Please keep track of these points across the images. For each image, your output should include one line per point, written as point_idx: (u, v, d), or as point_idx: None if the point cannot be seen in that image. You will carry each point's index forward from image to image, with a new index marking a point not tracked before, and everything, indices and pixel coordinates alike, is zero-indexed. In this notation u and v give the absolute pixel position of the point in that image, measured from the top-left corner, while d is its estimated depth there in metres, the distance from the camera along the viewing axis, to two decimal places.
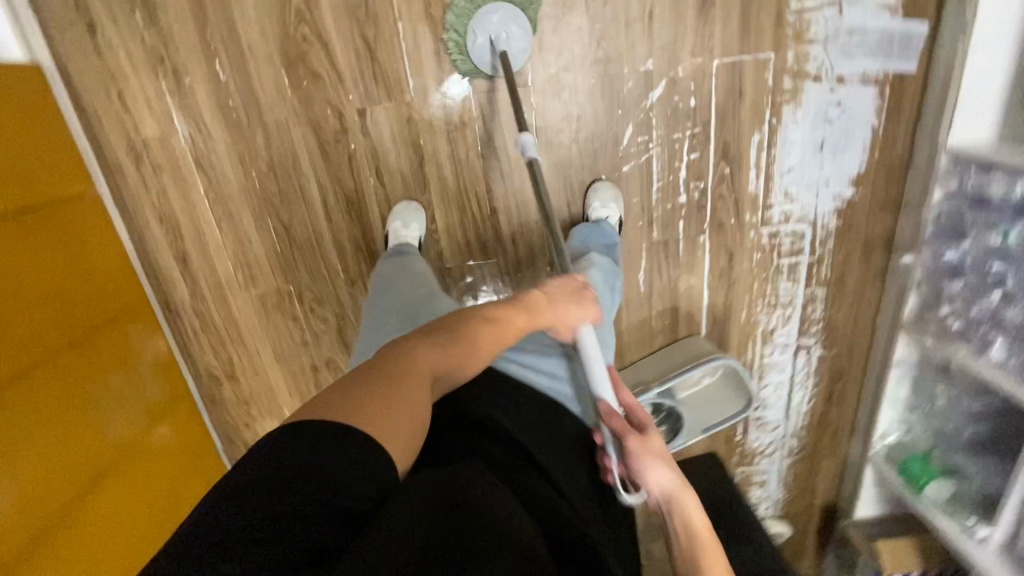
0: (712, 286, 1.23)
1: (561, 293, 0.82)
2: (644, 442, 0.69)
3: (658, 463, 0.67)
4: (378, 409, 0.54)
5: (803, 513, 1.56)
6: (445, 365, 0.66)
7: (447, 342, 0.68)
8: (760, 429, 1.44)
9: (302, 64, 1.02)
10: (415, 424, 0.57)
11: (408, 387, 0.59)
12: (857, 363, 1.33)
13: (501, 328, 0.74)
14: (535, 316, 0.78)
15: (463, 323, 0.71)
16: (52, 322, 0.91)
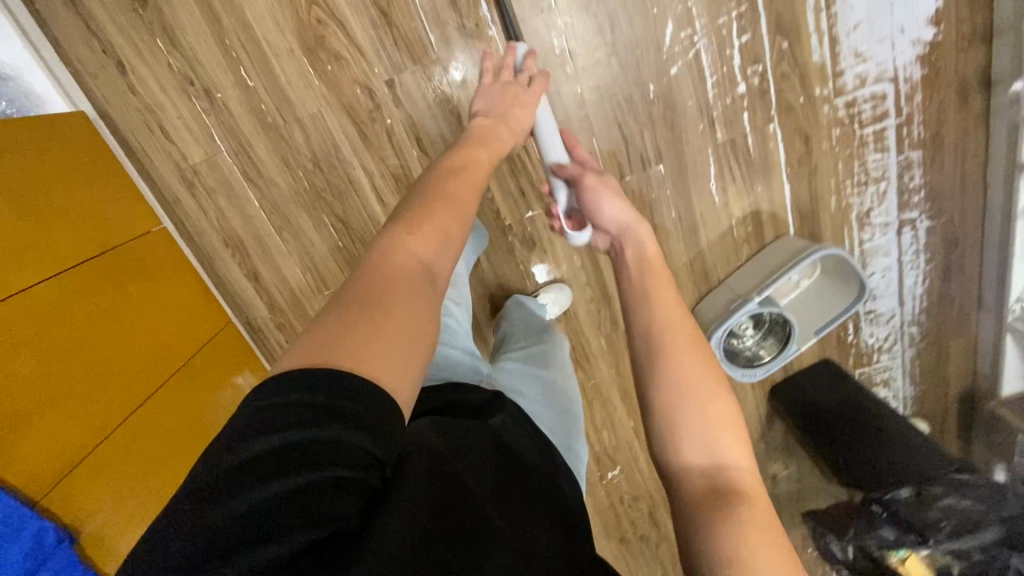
0: (792, 177, 1.14)
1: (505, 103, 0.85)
2: (599, 183, 0.78)
3: (607, 198, 0.76)
4: (362, 337, 0.47)
5: (937, 410, 1.43)
6: (430, 249, 0.57)
7: (421, 225, 0.59)
8: (874, 324, 1.32)
9: (323, 49, 1.01)
10: (408, 337, 0.49)
11: (403, 299, 0.51)
12: (971, 226, 1.21)
13: (471, 184, 0.68)
14: (494, 145, 0.77)
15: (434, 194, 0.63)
16: (156, 353, 0.95)
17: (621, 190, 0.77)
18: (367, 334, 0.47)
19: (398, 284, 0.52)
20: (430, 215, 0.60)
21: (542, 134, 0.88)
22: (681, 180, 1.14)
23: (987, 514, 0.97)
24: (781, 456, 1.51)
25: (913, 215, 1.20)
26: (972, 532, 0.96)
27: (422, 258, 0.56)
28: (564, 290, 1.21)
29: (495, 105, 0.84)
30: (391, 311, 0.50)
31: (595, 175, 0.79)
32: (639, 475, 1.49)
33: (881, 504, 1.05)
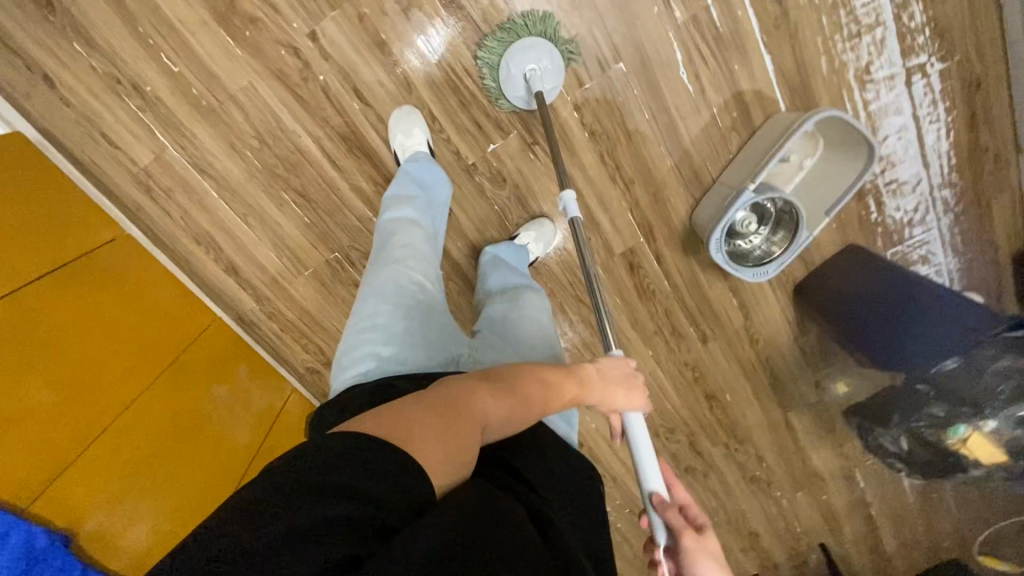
0: (771, 46, 1.02)
1: (611, 372, 0.73)
2: (700, 539, 0.59)
3: (711, 565, 0.57)
4: (435, 438, 0.51)
5: (989, 278, 1.29)
6: (500, 418, 0.58)
7: (510, 392, 0.60)
8: (898, 195, 1.18)
9: (236, 15, 0.96)
10: (455, 464, 0.52)
11: (471, 433, 0.54)
12: (991, 58, 1.08)
13: (550, 391, 0.64)
14: (586, 390, 0.69)
15: (527, 381, 0.63)
16: (138, 355, 0.94)
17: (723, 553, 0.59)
18: (437, 441, 0.51)
19: (472, 420, 0.55)
20: (521, 381, 0.62)
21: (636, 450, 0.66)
22: (647, 76, 1.03)
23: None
24: (819, 358, 1.41)
25: (922, 60, 1.06)
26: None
27: (488, 422, 0.57)
28: (546, 223, 1.14)
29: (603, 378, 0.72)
30: (459, 436, 0.53)
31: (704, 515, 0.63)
32: (671, 409, 1.40)
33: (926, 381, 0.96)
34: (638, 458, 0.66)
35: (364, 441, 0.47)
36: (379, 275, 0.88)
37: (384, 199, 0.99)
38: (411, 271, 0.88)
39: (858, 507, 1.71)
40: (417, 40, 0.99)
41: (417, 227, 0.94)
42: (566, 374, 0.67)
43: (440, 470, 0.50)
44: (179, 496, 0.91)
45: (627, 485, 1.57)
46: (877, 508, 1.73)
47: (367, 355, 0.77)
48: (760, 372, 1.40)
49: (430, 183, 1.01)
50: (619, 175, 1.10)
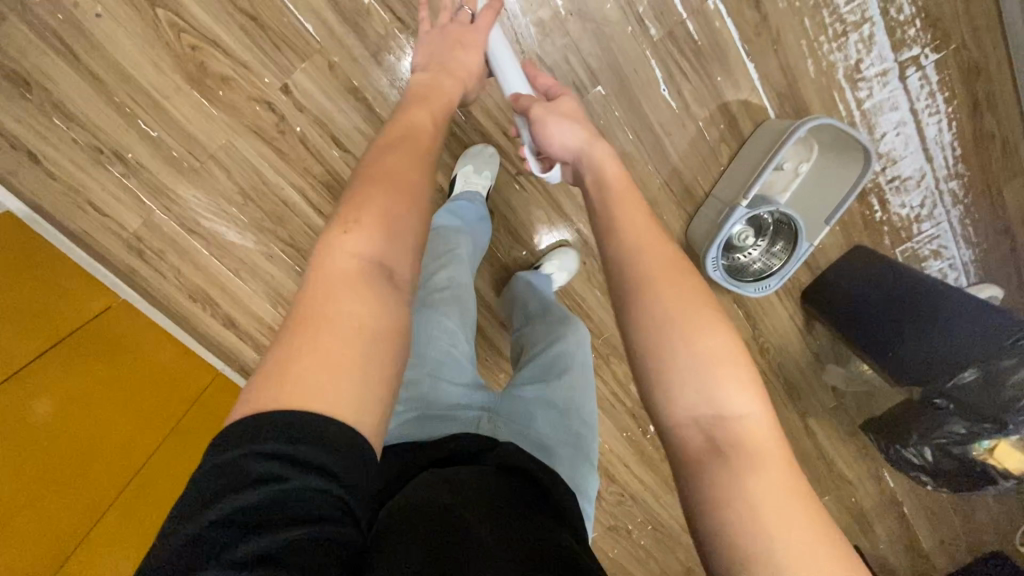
0: (753, 54, 0.99)
1: (443, 48, 0.81)
2: (549, 109, 0.75)
3: (558, 121, 0.72)
4: (324, 345, 0.44)
5: (1008, 267, 1.23)
6: (373, 244, 0.50)
7: (356, 216, 0.51)
8: (902, 192, 1.14)
9: (208, 76, 0.95)
10: (355, 335, 0.45)
11: (354, 303, 0.46)
12: (989, 44, 1.03)
13: (413, 155, 0.60)
14: (432, 102, 0.72)
15: (377, 180, 0.55)
16: (139, 420, 0.94)
17: (580, 116, 0.74)
18: (327, 342, 0.44)
19: (339, 286, 0.47)
20: (370, 203, 0.52)
21: (497, 68, 0.86)
22: (628, 96, 0.99)
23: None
24: (832, 360, 1.37)
25: (915, 52, 1.01)
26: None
27: (360, 256, 0.49)
28: (569, 254, 1.11)
29: (430, 60, 0.80)
30: (346, 316, 0.45)
31: (563, 103, 0.76)
32: None
33: (945, 396, 0.92)
34: (507, 80, 0.85)
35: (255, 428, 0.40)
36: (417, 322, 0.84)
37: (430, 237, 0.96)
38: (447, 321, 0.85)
39: (890, 507, 1.66)
40: (384, 84, 0.97)
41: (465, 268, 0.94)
42: (408, 110, 0.69)
43: (366, 357, 0.45)
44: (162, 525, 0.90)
45: (647, 502, 1.54)
46: (910, 506, 1.67)
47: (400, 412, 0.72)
48: (774, 381, 1.35)
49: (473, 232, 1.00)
50: None
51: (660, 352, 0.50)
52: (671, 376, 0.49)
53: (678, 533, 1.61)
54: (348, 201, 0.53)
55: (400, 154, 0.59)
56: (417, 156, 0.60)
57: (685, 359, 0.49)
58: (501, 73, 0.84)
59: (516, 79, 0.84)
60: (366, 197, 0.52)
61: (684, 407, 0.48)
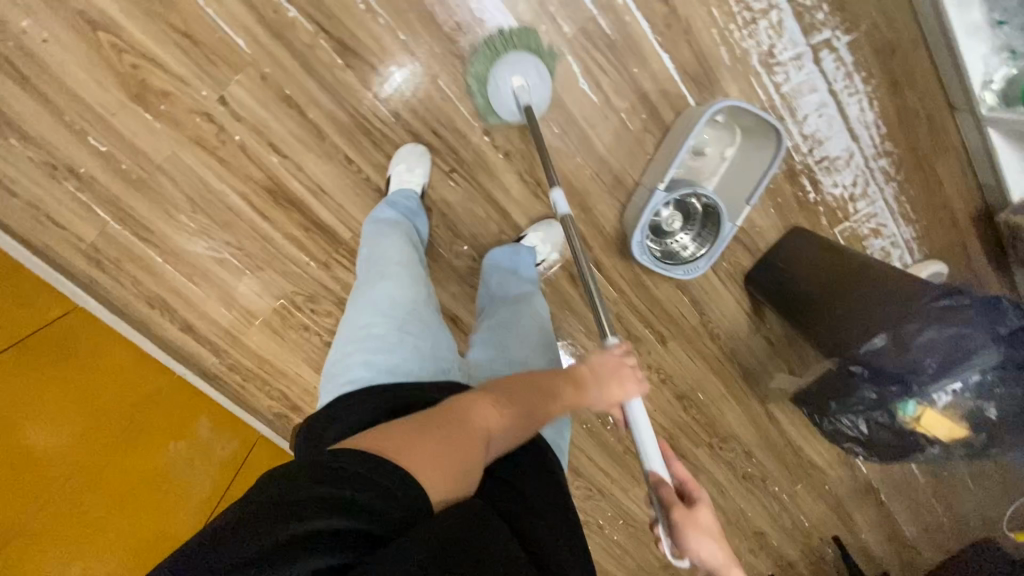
0: (666, 45, 1.02)
1: (605, 366, 0.77)
2: (692, 515, 0.71)
3: (705, 538, 0.69)
4: (442, 447, 0.54)
5: (952, 242, 1.24)
6: (502, 428, 0.62)
7: (506, 402, 0.65)
8: (833, 172, 1.16)
9: (149, 92, 1.01)
10: (462, 462, 0.55)
11: (467, 441, 0.57)
12: (901, 23, 1.05)
13: (548, 396, 0.70)
14: (581, 392, 0.73)
15: (525, 392, 0.68)
16: (97, 414, 0.98)
17: (719, 531, 0.71)
18: (444, 458, 0.53)
19: (469, 430, 0.58)
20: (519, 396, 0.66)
21: (641, 443, 0.75)
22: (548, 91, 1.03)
23: (974, 336, 0.81)
24: (785, 343, 1.37)
25: (827, 35, 1.04)
26: (964, 363, 0.81)
27: (488, 432, 0.60)
28: (553, 224, 1.15)
29: (603, 365, 0.77)
30: (463, 448, 0.56)
31: (707, 512, 0.72)
32: None
33: (860, 362, 0.92)
34: (637, 438, 0.75)
35: (364, 462, 0.49)
36: (376, 287, 0.88)
37: (366, 229, 1.00)
38: (407, 284, 0.90)
39: (866, 493, 1.64)
40: (315, 91, 1.02)
41: (406, 245, 0.96)
42: (557, 378, 0.72)
43: (455, 481, 0.53)
44: (137, 516, 0.96)
45: (615, 496, 1.54)
46: (887, 493, 1.65)
47: (360, 363, 0.78)
48: (728, 367, 1.36)
49: (412, 219, 1.04)
50: (541, 190, 1.14)
51: None
52: None
53: (651, 527, 1.60)
54: (506, 385, 0.68)
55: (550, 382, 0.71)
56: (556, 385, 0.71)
57: None
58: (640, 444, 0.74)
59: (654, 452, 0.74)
60: (515, 394, 0.67)
61: None
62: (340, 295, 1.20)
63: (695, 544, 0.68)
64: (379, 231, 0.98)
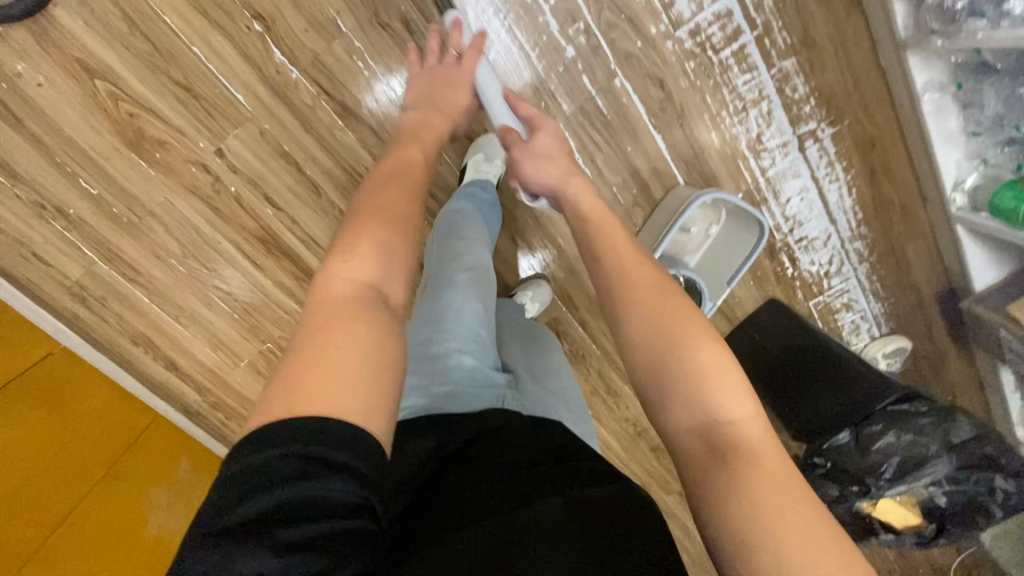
0: (661, 127, 1.06)
1: (436, 83, 0.87)
2: (529, 150, 0.83)
3: (538, 163, 0.81)
4: (342, 346, 0.47)
5: (917, 320, 1.29)
6: (371, 269, 0.54)
7: (353, 247, 0.55)
8: (810, 251, 1.20)
9: (145, 139, 1.01)
10: (368, 354, 0.47)
11: (352, 323, 0.48)
12: (883, 119, 1.09)
13: (408, 203, 0.63)
14: (424, 143, 0.77)
15: (371, 216, 0.59)
16: (85, 458, 1.00)
17: (558, 155, 0.82)
18: (331, 356, 0.46)
19: (342, 307, 0.50)
20: (362, 233, 0.56)
21: (485, 100, 0.94)
22: None
23: (928, 444, 0.94)
24: None
25: (812, 126, 1.08)
26: (919, 469, 0.93)
27: (358, 281, 0.52)
28: (543, 284, 1.19)
29: (431, 91, 0.86)
30: (353, 332, 0.48)
31: (543, 136, 0.84)
32: (618, 461, 1.45)
33: (823, 456, 1.01)
34: (496, 112, 0.94)
35: (289, 426, 0.41)
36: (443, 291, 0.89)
37: (438, 222, 1.01)
38: (474, 296, 0.89)
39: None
40: (314, 149, 1.03)
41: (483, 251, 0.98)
42: (402, 148, 0.75)
43: (363, 362, 0.46)
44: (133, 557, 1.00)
45: None
46: None
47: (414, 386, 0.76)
48: None
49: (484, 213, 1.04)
50: None
51: (688, 403, 0.52)
52: (699, 398, 0.52)
53: None
54: (349, 232, 0.57)
55: (391, 192, 0.64)
56: (407, 190, 0.65)
57: (726, 422, 0.50)
58: (494, 110, 0.93)
59: (503, 114, 0.93)
60: (360, 227, 0.57)
61: (692, 417, 0.51)
62: None
63: (529, 166, 0.81)
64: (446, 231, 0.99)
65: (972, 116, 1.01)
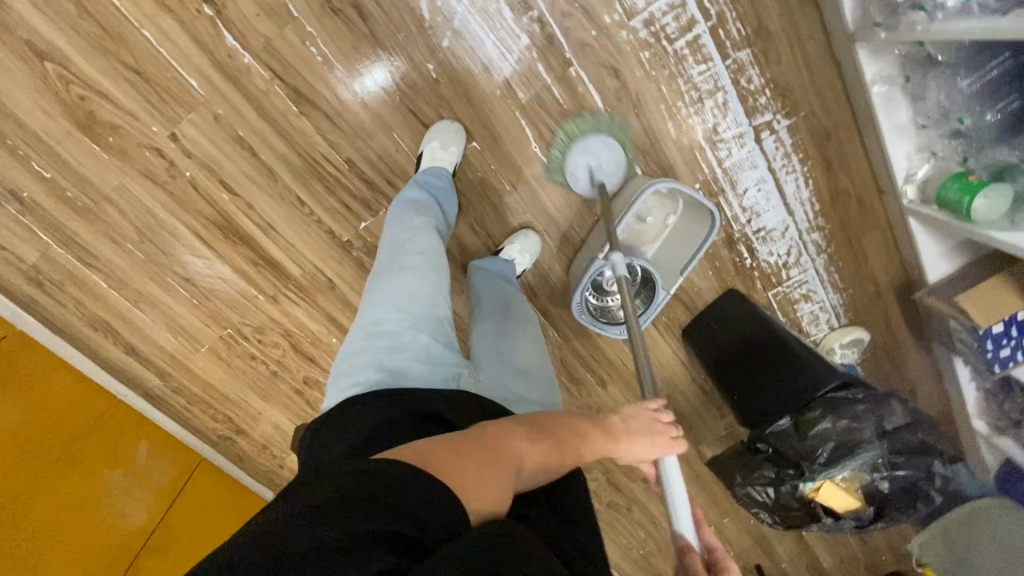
0: (617, 117, 1.06)
1: (638, 421, 0.76)
2: None
3: None
4: (486, 475, 0.55)
5: (876, 312, 1.30)
6: (536, 457, 0.63)
7: (538, 437, 0.65)
8: (768, 242, 1.21)
9: (96, 122, 1.00)
10: (490, 488, 0.54)
11: (500, 462, 0.58)
12: (839, 111, 1.10)
13: (581, 440, 0.69)
14: (613, 437, 0.72)
15: (561, 427, 0.68)
16: (33, 440, 0.99)
17: None
18: (478, 472, 0.54)
19: (500, 457, 0.58)
20: (550, 429, 0.67)
21: (668, 496, 0.70)
22: (501, 152, 1.08)
23: (862, 429, 0.97)
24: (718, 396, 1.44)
25: (768, 118, 1.09)
26: (853, 452, 0.96)
27: (522, 459, 0.61)
28: (531, 235, 1.12)
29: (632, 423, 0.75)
30: (491, 468, 0.56)
31: None
32: None
33: (765, 442, 1.03)
34: (672, 508, 0.69)
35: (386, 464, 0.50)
36: (397, 277, 0.89)
37: (393, 208, 1.00)
38: (425, 277, 0.89)
39: (800, 548, 1.65)
40: (269, 135, 1.03)
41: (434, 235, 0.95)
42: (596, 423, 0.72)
43: (481, 496, 0.53)
44: (80, 537, 1.00)
45: None
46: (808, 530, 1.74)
47: (369, 364, 0.80)
48: None
49: (440, 195, 1.02)
50: (492, 244, 1.14)
51: None
52: None
53: None
54: (541, 420, 0.68)
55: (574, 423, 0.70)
56: (579, 434, 0.69)
57: None
58: (672, 504, 0.69)
59: (683, 516, 0.69)
60: (548, 427, 0.67)
61: None
62: (287, 328, 1.21)
63: None
64: (408, 214, 0.98)
65: (919, 109, 1.03)
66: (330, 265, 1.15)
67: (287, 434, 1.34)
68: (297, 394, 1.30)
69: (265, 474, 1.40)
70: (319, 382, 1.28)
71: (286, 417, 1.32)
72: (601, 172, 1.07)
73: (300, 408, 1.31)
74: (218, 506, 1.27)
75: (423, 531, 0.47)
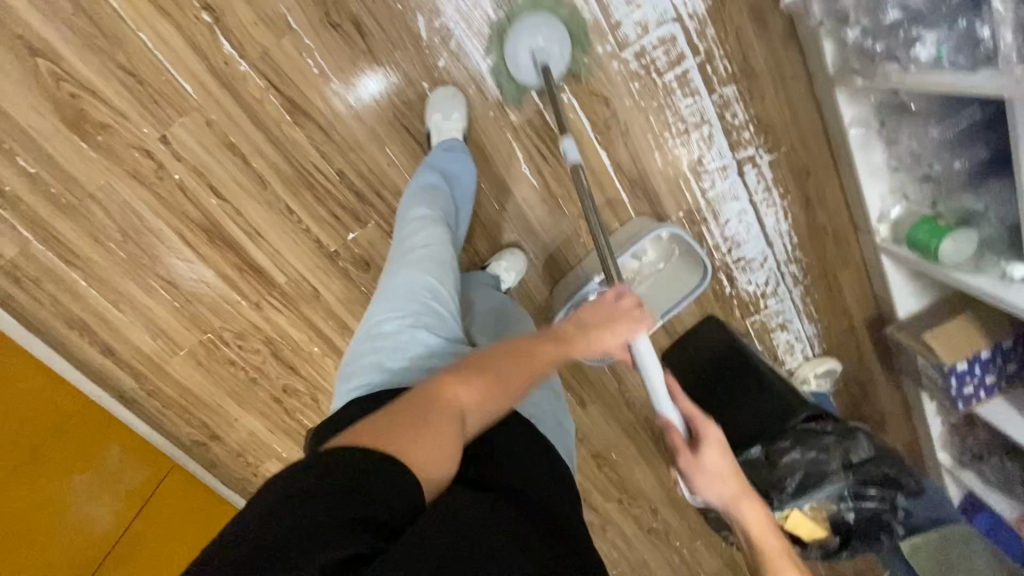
0: (605, 144, 1.09)
1: (595, 318, 0.73)
2: (698, 455, 0.76)
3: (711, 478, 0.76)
4: (422, 432, 0.54)
5: (849, 344, 1.34)
6: (484, 395, 0.61)
7: (478, 375, 0.62)
8: (748, 272, 1.24)
9: (86, 121, 1.00)
10: (435, 447, 0.54)
11: (441, 416, 0.56)
12: (818, 150, 1.14)
13: (532, 362, 0.67)
14: (571, 348, 0.70)
15: (505, 361, 0.65)
16: (12, 434, 0.98)
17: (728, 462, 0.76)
18: (416, 435, 0.54)
19: (439, 411, 0.57)
20: (489, 363, 0.64)
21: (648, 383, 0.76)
22: (491, 171, 1.10)
23: (829, 461, 1.01)
24: None
25: (751, 152, 1.12)
26: (818, 483, 1.00)
27: (464, 405, 0.59)
28: (518, 254, 1.13)
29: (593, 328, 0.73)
30: (431, 424, 0.55)
31: (713, 450, 0.76)
32: None
33: None
34: (646, 373, 0.75)
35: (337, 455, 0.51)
36: (398, 276, 0.88)
37: (405, 199, 1.00)
38: (424, 272, 0.87)
39: None
40: (261, 142, 1.03)
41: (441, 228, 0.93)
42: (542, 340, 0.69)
43: (427, 455, 0.54)
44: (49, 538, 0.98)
45: None
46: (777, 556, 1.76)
47: (371, 366, 0.81)
48: (641, 431, 1.46)
49: (451, 184, 1.01)
50: (478, 261, 1.16)
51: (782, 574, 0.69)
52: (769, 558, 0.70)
53: None
54: (478, 357, 0.65)
55: (520, 347, 0.67)
56: (528, 360, 0.66)
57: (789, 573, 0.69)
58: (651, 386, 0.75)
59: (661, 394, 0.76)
60: (488, 361, 0.64)
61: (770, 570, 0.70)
62: (268, 335, 1.21)
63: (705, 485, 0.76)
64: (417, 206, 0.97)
65: (893, 152, 1.07)
66: (316, 274, 1.15)
67: (263, 441, 1.33)
68: (275, 402, 1.29)
69: (238, 481, 1.38)
70: (298, 391, 1.28)
71: (264, 424, 1.31)
72: (543, 54, 0.98)
73: (278, 416, 1.30)
74: (192, 512, 1.26)
75: (386, 512, 0.49)
